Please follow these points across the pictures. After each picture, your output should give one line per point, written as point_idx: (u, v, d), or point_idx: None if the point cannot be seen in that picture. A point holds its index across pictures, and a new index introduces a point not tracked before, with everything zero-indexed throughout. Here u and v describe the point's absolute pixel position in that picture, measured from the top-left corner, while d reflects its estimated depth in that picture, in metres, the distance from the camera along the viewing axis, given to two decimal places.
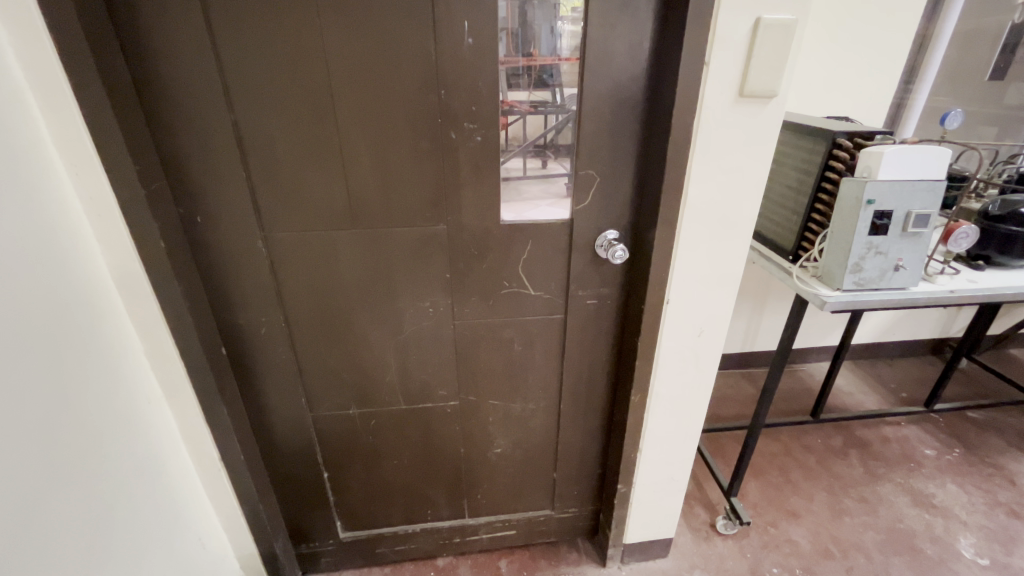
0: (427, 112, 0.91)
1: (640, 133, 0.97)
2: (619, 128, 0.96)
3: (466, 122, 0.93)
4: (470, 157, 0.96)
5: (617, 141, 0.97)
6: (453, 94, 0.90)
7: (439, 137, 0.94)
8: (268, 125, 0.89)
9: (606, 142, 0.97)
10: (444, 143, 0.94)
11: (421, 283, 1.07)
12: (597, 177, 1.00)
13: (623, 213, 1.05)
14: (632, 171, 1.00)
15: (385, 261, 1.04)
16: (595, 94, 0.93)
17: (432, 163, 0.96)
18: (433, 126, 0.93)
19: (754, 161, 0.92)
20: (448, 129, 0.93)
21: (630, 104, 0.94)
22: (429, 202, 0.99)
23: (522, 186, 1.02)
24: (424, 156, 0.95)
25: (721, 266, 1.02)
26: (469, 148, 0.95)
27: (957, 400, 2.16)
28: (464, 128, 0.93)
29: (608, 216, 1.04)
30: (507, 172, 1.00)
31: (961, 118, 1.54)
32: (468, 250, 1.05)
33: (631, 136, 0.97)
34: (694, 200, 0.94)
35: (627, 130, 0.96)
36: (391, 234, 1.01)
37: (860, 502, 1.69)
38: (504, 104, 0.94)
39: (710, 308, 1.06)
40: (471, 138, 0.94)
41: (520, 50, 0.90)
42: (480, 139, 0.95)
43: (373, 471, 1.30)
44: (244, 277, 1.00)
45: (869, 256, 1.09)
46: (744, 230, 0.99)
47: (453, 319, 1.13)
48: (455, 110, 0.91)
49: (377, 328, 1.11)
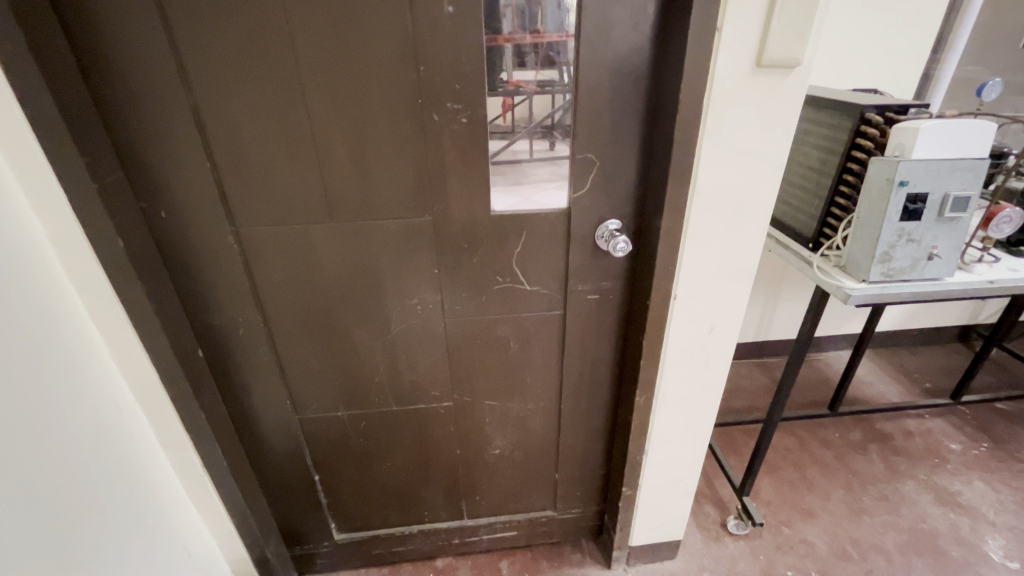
0: (407, 90, 0.82)
1: (645, 111, 0.87)
2: (622, 105, 0.86)
3: (448, 102, 0.84)
4: (455, 141, 0.87)
5: (619, 120, 0.87)
6: (434, 71, 0.81)
7: (419, 117, 0.85)
8: (231, 110, 0.81)
9: (606, 122, 0.87)
10: (427, 126, 0.85)
11: (407, 281, 1.00)
12: (596, 161, 0.90)
13: (626, 201, 0.95)
14: (635, 154, 0.91)
15: (368, 258, 0.96)
16: (593, 68, 0.83)
17: (414, 149, 0.87)
18: (414, 106, 0.84)
19: (773, 141, 0.82)
20: (430, 111, 0.84)
21: (632, 78, 0.84)
22: (412, 191, 0.91)
23: (517, 171, 0.93)
24: (406, 141, 0.86)
25: (734, 258, 0.92)
26: (454, 129, 0.86)
27: (986, 391, 2.04)
28: (447, 107, 0.84)
29: (610, 204, 0.95)
30: (512, 154, 0.91)
31: (1001, 89, 1.40)
32: (456, 243, 0.97)
33: (633, 114, 0.87)
34: (704, 186, 0.84)
35: (629, 108, 0.87)
36: (373, 227, 0.93)
37: (881, 500, 1.61)
38: (509, 84, 0.86)
39: (722, 302, 0.97)
40: (456, 120, 0.85)
41: (526, 27, 0.82)
42: (466, 121, 0.85)
43: (365, 473, 1.25)
44: (217, 274, 0.93)
45: (900, 244, 0.98)
46: (760, 218, 0.89)
47: (444, 316, 1.05)
48: (436, 88, 0.82)
49: (361, 326, 1.04)
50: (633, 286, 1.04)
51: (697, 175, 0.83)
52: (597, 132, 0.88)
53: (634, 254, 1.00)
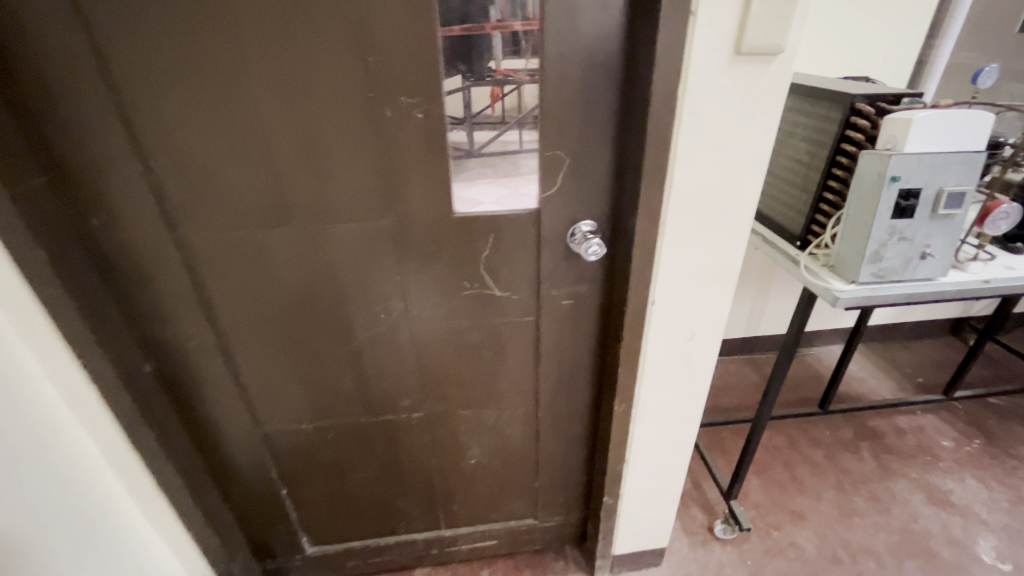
0: (356, 83, 0.75)
1: (618, 102, 0.80)
2: (593, 96, 0.80)
3: (403, 96, 0.77)
4: (413, 139, 0.80)
5: (589, 114, 0.81)
6: (385, 61, 0.74)
7: (371, 113, 0.78)
8: (163, 108, 0.74)
9: (575, 116, 0.81)
10: (380, 122, 0.78)
11: (369, 287, 0.94)
12: (567, 158, 0.84)
13: (600, 200, 0.89)
14: (608, 150, 0.84)
15: (324, 264, 0.90)
16: (560, 58, 0.76)
17: (369, 147, 0.80)
18: (365, 100, 0.77)
19: (755, 136, 0.76)
20: (383, 106, 0.77)
21: (602, 68, 0.78)
22: (369, 193, 0.84)
23: (499, 162, 0.86)
24: (358, 138, 0.79)
25: (715, 261, 0.87)
26: (410, 125, 0.79)
27: (978, 385, 2.01)
28: (401, 101, 0.77)
29: (583, 204, 0.89)
30: (502, 146, 0.85)
31: (996, 76, 1.34)
32: (419, 246, 0.90)
33: (604, 108, 0.81)
34: (681, 185, 0.78)
35: (600, 101, 0.80)
36: (329, 231, 0.87)
37: (872, 501, 1.57)
38: (497, 73, 0.80)
39: (703, 307, 0.91)
40: (412, 116, 0.78)
41: (516, 14, 0.75)
42: (422, 115, 0.79)
43: (336, 486, 1.19)
44: (161, 285, 0.86)
45: (892, 243, 0.92)
46: (742, 218, 0.83)
47: (410, 324, 0.99)
48: (388, 80, 0.75)
49: (323, 335, 0.98)
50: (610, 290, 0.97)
51: (674, 172, 0.77)
52: (566, 127, 0.81)
53: (610, 256, 0.94)
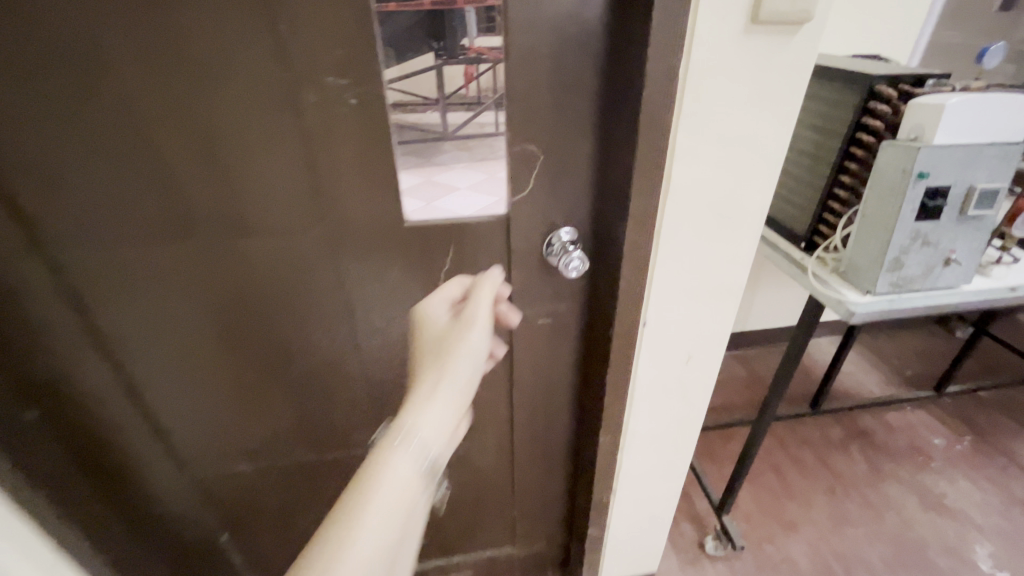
0: (267, 60, 0.59)
1: (602, 85, 0.65)
2: (572, 78, 0.64)
3: (329, 75, 0.60)
4: (346, 130, 0.64)
5: (566, 99, 0.65)
6: (303, 33, 0.58)
7: (290, 99, 0.61)
8: (7, 94, 0.57)
9: (550, 101, 0.65)
10: (303, 111, 0.62)
11: (305, 311, 0.78)
12: (541, 154, 0.69)
13: (581, 203, 0.74)
14: (590, 142, 0.69)
15: (246, 285, 0.74)
16: (528, 27, 0.60)
17: (288, 141, 0.64)
18: (280, 82, 0.60)
19: (772, 127, 0.61)
20: (303, 88, 0.61)
21: (582, 41, 0.62)
22: (293, 198, 0.68)
23: (478, 144, 0.69)
24: (275, 131, 0.63)
25: (717, 275, 0.73)
26: (341, 114, 0.63)
27: (966, 378, 1.96)
28: (328, 84, 0.61)
29: (560, 208, 0.74)
30: (477, 128, 0.68)
31: (1003, 55, 1.24)
32: (364, 262, 0.75)
33: (585, 90, 0.65)
34: (680, 187, 0.64)
35: (580, 81, 0.64)
36: (247, 246, 0.70)
37: (866, 508, 1.51)
38: (470, 51, 0.64)
39: (702, 327, 0.78)
40: (342, 101, 0.62)
41: None
42: (356, 101, 0.63)
43: (285, 531, 1.04)
44: (36, 315, 0.70)
45: (914, 248, 0.81)
46: (752, 226, 0.69)
47: (359, 350, 0.84)
48: (308, 57, 0.59)
49: (252, 366, 0.82)
50: (594, 308, 0.83)
51: (671, 173, 0.63)
52: (539, 116, 0.66)
53: (593, 268, 0.80)
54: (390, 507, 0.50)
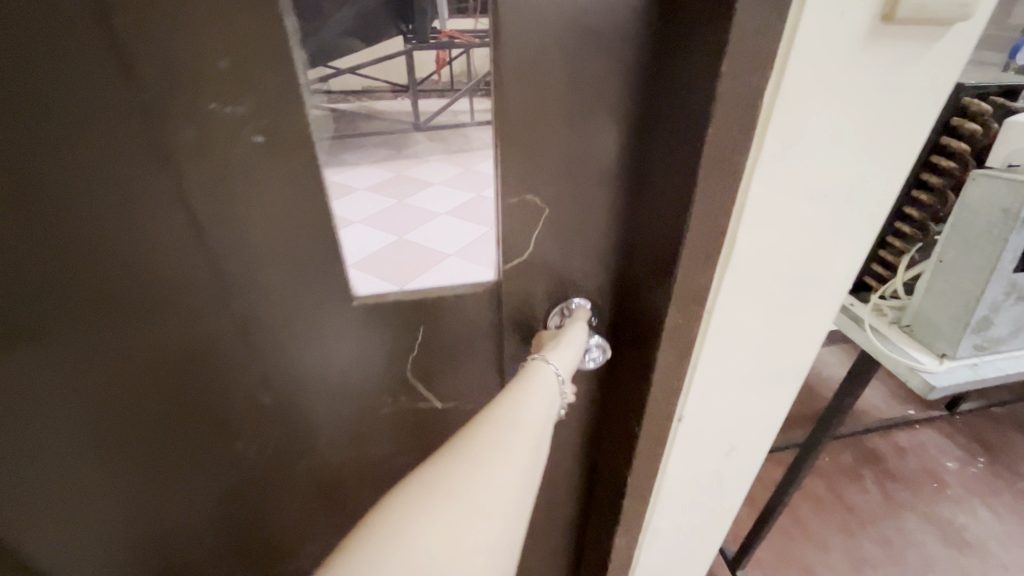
0: (106, 76, 0.36)
1: (636, 111, 0.45)
2: (593, 101, 0.44)
3: (213, 101, 0.38)
4: (250, 179, 0.42)
5: (582, 130, 0.45)
6: (166, 33, 0.36)
7: (152, 135, 0.39)
8: None
9: (558, 134, 0.45)
10: (175, 153, 0.40)
11: (215, 418, 0.56)
12: (546, 205, 0.49)
13: (598, 264, 0.54)
14: (612, 187, 0.49)
15: (118, 395, 0.51)
16: (531, 27, 0.39)
17: (160, 194, 0.41)
18: (133, 111, 0.38)
19: (880, 172, 0.43)
20: (176, 116, 0.39)
21: (609, 47, 0.42)
22: (182, 273, 0.46)
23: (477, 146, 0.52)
24: (134, 184, 0.40)
25: (778, 357, 0.55)
26: (241, 157, 0.41)
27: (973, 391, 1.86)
28: (214, 113, 0.39)
29: (569, 271, 0.54)
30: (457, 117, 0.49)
31: None
32: (295, 353, 0.54)
33: (609, 117, 0.45)
34: (744, 255, 0.45)
35: (602, 104, 0.44)
36: (117, 338, 0.48)
37: (884, 547, 1.39)
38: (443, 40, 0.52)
39: (750, 415, 0.61)
40: (240, 138, 0.40)
41: None
42: (265, 138, 0.41)
43: None
44: None
45: (1007, 305, 0.64)
46: (830, 299, 0.51)
47: (298, 457, 0.62)
48: (177, 72, 0.37)
49: (142, 493, 0.58)
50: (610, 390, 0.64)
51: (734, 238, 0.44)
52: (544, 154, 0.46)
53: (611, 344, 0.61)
54: (497, 483, 0.37)
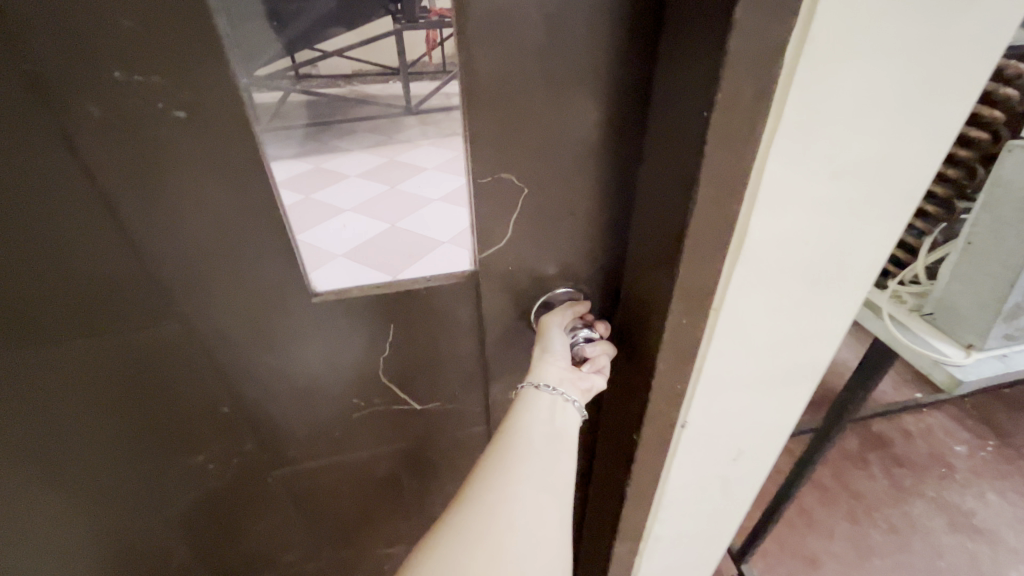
0: None
1: (627, 74, 0.39)
2: (577, 64, 0.37)
3: (121, 67, 0.32)
4: (175, 161, 0.36)
5: (566, 96, 0.39)
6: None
7: (50, 114, 0.33)
8: None
9: (538, 101, 0.38)
10: (80, 137, 0.34)
11: (163, 434, 0.50)
12: (525, 185, 0.43)
13: (587, 251, 0.48)
14: (601, 164, 0.43)
15: (46, 413, 0.45)
16: None
17: (68, 183, 0.35)
18: (16, 83, 0.31)
19: (918, 142, 0.37)
20: (72, 88, 0.32)
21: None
22: (106, 275, 0.40)
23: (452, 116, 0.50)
24: (34, 174, 0.34)
25: (793, 354, 0.50)
26: (161, 136, 0.35)
27: None
28: (119, 84, 0.32)
29: (555, 259, 0.48)
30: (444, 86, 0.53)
31: None
32: (248, 363, 0.48)
33: (597, 81, 0.38)
34: (758, 244, 0.39)
35: (589, 66, 0.38)
36: (33, 351, 0.42)
37: (891, 534, 1.36)
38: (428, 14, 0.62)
39: (758, 416, 0.56)
40: (156, 110, 0.34)
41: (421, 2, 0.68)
42: (188, 114, 0.34)
43: None
44: None
45: None
46: (850, 290, 0.45)
47: (264, 468, 0.57)
48: (66, 34, 0.30)
49: (91, 512, 0.53)
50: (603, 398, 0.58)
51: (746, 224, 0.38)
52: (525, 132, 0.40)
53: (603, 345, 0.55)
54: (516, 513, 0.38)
